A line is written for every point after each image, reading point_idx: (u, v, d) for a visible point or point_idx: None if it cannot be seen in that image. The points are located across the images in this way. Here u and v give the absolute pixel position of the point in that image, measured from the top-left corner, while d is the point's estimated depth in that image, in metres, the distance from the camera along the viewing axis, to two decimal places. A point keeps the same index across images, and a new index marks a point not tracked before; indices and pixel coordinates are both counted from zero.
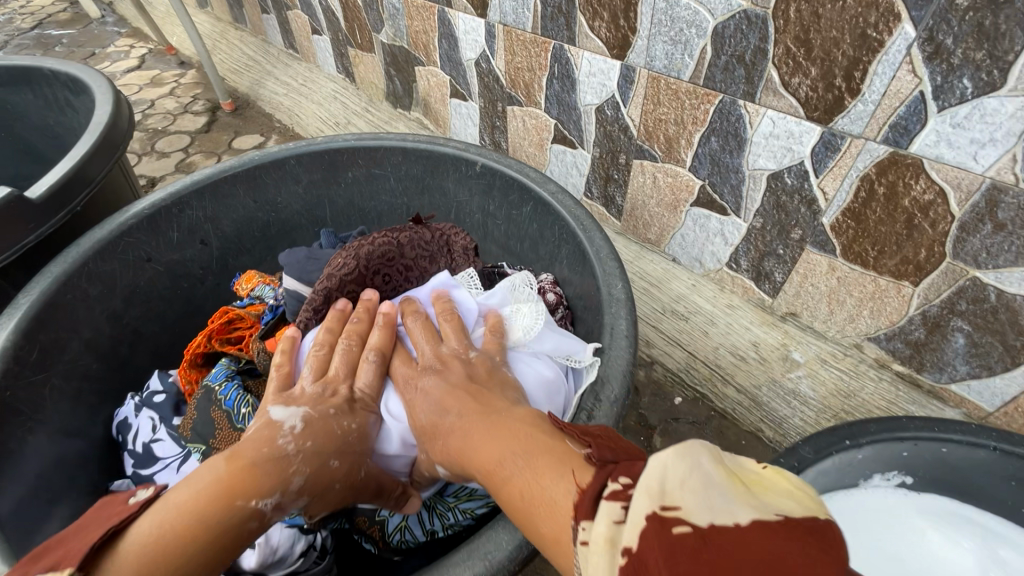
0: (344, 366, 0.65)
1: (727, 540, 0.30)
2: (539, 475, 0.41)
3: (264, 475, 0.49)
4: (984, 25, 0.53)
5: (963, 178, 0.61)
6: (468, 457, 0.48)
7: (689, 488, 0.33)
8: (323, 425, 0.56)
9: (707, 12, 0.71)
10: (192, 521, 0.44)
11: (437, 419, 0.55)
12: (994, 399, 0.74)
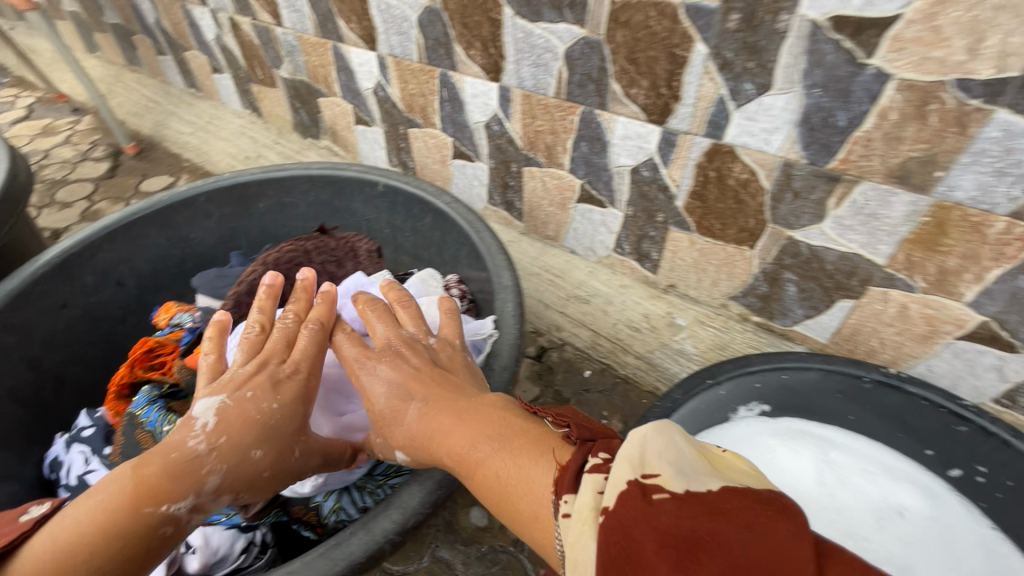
0: (282, 339, 0.73)
1: (701, 504, 0.36)
2: (517, 459, 0.48)
3: (172, 483, 0.56)
4: (750, 43, 0.68)
5: (764, 159, 0.77)
6: (440, 444, 0.54)
7: (665, 461, 0.39)
8: (241, 414, 0.62)
9: (557, 40, 0.85)
10: (93, 539, 0.51)
11: (397, 409, 0.60)
12: (824, 332, 0.91)
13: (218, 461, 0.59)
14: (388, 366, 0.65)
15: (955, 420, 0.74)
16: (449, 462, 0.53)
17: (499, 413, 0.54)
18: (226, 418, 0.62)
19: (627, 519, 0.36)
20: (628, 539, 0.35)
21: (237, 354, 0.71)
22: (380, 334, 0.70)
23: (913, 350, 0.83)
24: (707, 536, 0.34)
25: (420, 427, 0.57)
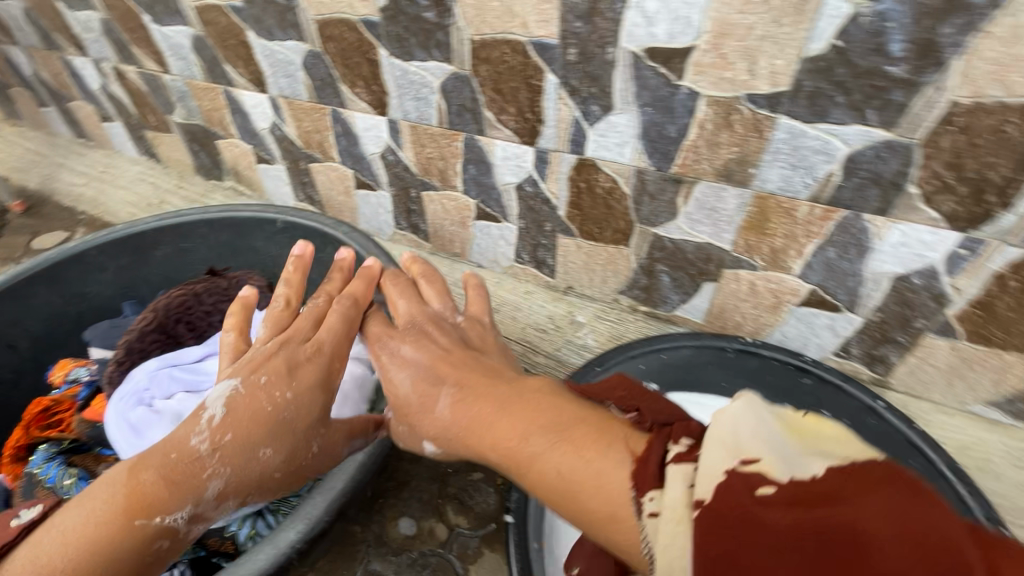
0: (310, 319, 0.80)
1: (811, 492, 0.37)
2: (581, 451, 0.50)
3: (172, 495, 0.60)
4: (589, 72, 0.79)
5: (621, 169, 0.89)
6: (479, 425, 0.59)
7: (760, 446, 0.41)
8: (252, 405, 0.68)
9: (430, 75, 0.93)
10: (87, 553, 0.56)
11: (423, 391, 0.67)
12: (698, 312, 1.03)
13: (224, 462, 0.64)
14: (415, 350, 0.73)
15: (798, 375, 0.90)
16: (499, 458, 0.55)
17: (548, 400, 0.57)
18: (237, 410, 0.67)
19: (731, 512, 0.38)
20: (736, 535, 0.37)
21: (263, 329, 0.78)
22: (404, 311, 0.82)
23: (768, 320, 0.97)
24: (828, 527, 0.35)
25: (454, 415, 0.62)
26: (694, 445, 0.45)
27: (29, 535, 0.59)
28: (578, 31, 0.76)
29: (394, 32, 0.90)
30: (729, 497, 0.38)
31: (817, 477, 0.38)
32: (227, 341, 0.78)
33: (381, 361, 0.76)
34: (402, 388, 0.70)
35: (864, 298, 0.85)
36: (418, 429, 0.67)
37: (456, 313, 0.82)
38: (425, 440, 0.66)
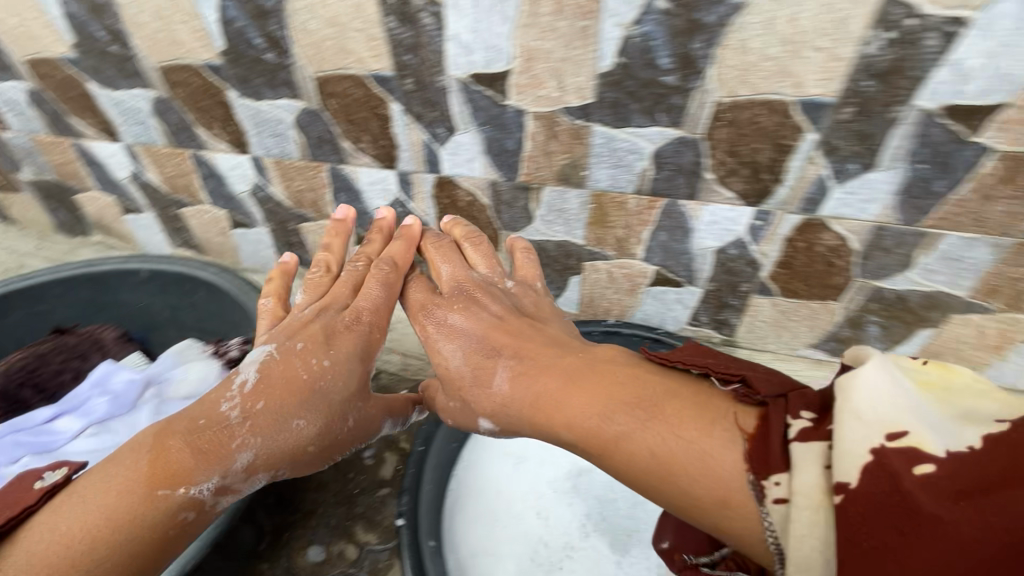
0: (351, 284, 0.96)
1: (969, 464, 0.43)
2: (678, 425, 0.57)
3: (200, 466, 0.71)
4: (428, 99, 0.86)
5: (476, 183, 0.97)
6: (543, 394, 0.69)
7: (910, 422, 0.46)
8: (288, 379, 0.81)
9: (283, 112, 0.96)
10: (120, 523, 0.64)
11: (476, 365, 0.79)
12: (571, 304, 1.14)
13: (249, 439, 0.75)
14: (464, 318, 0.85)
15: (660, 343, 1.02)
16: (580, 441, 0.62)
17: (632, 372, 0.65)
18: (271, 378, 0.80)
19: (888, 494, 0.43)
20: (900, 524, 0.42)
21: (304, 296, 0.95)
22: (446, 275, 0.93)
23: (630, 302, 1.09)
24: (995, 524, 0.39)
25: (512, 389, 0.73)
26: (819, 420, 0.50)
27: (60, 496, 0.67)
28: (408, 63, 0.83)
29: (239, 73, 0.92)
30: (874, 484, 0.43)
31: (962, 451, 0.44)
32: (267, 307, 0.93)
33: (426, 333, 0.88)
34: (457, 362, 0.81)
35: (698, 272, 0.98)
36: (473, 404, 0.78)
37: (504, 278, 0.93)
38: (480, 413, 0.77)
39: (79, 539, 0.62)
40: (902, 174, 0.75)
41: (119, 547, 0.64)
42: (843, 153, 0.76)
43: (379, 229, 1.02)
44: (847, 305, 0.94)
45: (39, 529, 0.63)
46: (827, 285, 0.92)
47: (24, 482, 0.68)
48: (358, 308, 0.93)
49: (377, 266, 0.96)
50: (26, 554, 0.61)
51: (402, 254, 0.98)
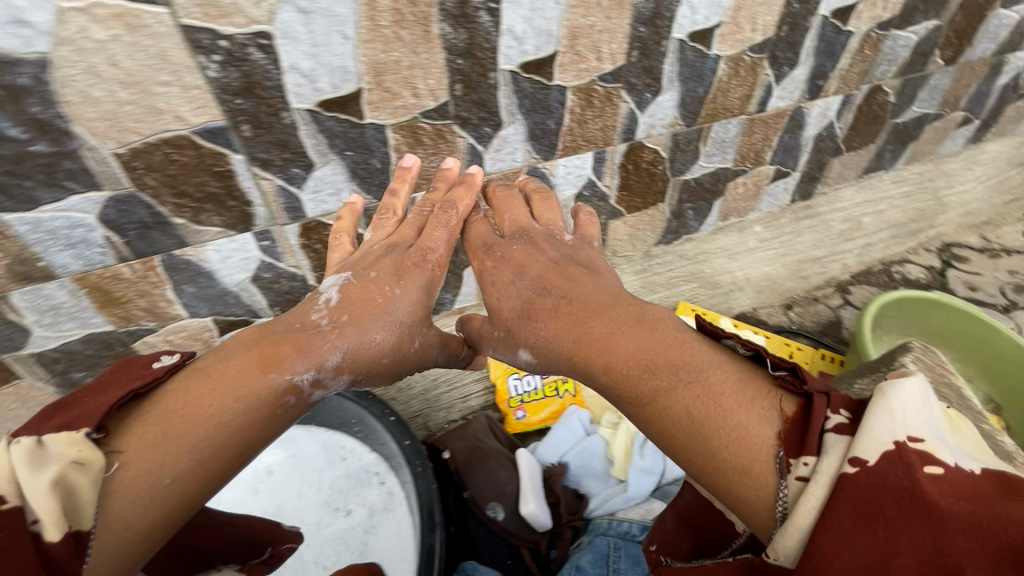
0: (415, 227, 0.89)
1: (978, 489, 0.40)
2: (722, 395, 0.51)
3: (293, 356, 0.70)
4: None
5: None
6: (589, 335, 0.68)
7: (931, 433, 0.43)
8: (358, 307, 0.79)
9: None
10: (236, 405, 0.62)
11: (529, 310, 0.79)
12: None
13: (336, 363, 0.74)
14: (523, 261, 0.86)
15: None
16: (615, 379, 0.61)
17: (684, 342, 0.59)
18: (345, 300, 0.80)
19: (892, 480, 0.40)
20: (896, 507, 0.39)
21: (372, 233, 0.89)
22: (507, 224, 0.92)
23: None
24: (988, 516, 0.37)
25: (560, 326, 0.73)
26: (855, 413, 0.45)
27: (180, 379, 0.61)
28: None
29: None
30: (888, 468, 0.40)
31: (968, 476, 0.41)
32: (335, 241, 0.87)
33: (485, 271, 0.88)
34: (514, 307, 0.81)
35: (257, 303, 0.99)
36: (518, 339, 0.79)
37: (563, 230, 0.91)
38: (523, 345, 0.79)
39: (210, 411, 0.59)
40: (340, 165, 0.85)
41: (238, 418, 0.61)
42: (279, 163, 0.80)
43: (444, 180, 0.92)
44: None
45: (164, 400, 0.58)
46: None
47: (133, 367, 0.61)
48: (424, 247, 0.88)
49: (442, 210, 0.90)
50: (155, 420, 0.56)
51: (466, 198, 0.91)
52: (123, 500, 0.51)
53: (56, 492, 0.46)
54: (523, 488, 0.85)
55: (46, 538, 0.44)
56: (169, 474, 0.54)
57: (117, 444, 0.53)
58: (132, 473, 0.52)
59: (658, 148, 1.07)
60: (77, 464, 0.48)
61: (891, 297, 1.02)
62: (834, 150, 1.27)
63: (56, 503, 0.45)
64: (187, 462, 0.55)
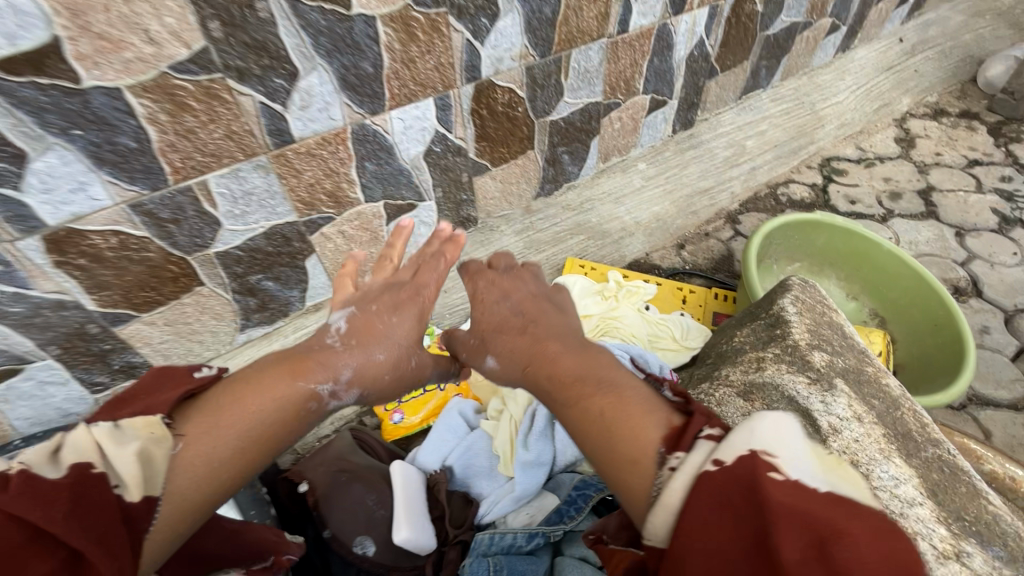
0: (411, 266, 0.75)
1: (815, 498, 0.34)
2: (631, 402, 0.46)
3: (323, 361, 0.61)
4: None
5: None
6: (544, 352, 0.55)
7: (786, 452, 0.38)
8: (370, 326, 0.66)
9: None
10: (278, 406, 0.54)
11: (507, 325, 0.61)
12: None
13: (352, 380, 0.61)
14: (523, 283, 0.66)
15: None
16: (549, 384, 0.52)
17: (608, 360, 0.53)
18: (355, 321, 0.66)
19: (738, 474, 0.37)
20: (731, 502, 0.36)
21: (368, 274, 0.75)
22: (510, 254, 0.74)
23: None
24: (813, 512, 0.33)
25: (531, 344, 0.57)
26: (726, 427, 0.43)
27: (233, 374, 0.56)
28: None
29: None
30: (735, 469, 0.37)
31: (812, 491, 0.35)
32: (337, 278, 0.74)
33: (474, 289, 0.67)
34: (495, 317, 0.63)
35: (19, 349, 0.74)
36: (490, 346, 0.62)
37: None
38: (493, 353, 0.61)
39: (254, 408, 0.53)
40: (71, 149, 0.62)
41: (279, 410, 0.54)
42: None
43: (440, 237, 0.79)
44: (213, 282, 0.84)
45: (218, 390, 0.54)
46: (173, 278, 0.80)
47: (177, 370, 0.56)
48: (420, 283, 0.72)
49: (434, 254, 0.75)
50: (212, 412, 0.51)
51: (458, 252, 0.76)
52: (180, 482, 0.47)
53: (140, 462, 0.45)
54: (397, 511, 0.72)
55: (130, 506, 0.43)
56: (215, 457, 0.49)
57: (181, 427, 0.50)
58: (190, 454, 0.48)
59: (512, 86, 0.91)
60: (150, 441, 0.47)
61: (776, 223, 0.96)
62: (709, 71, 1.17)
63: (136, 473, 0.44)
64: (230, 450, 0.50)
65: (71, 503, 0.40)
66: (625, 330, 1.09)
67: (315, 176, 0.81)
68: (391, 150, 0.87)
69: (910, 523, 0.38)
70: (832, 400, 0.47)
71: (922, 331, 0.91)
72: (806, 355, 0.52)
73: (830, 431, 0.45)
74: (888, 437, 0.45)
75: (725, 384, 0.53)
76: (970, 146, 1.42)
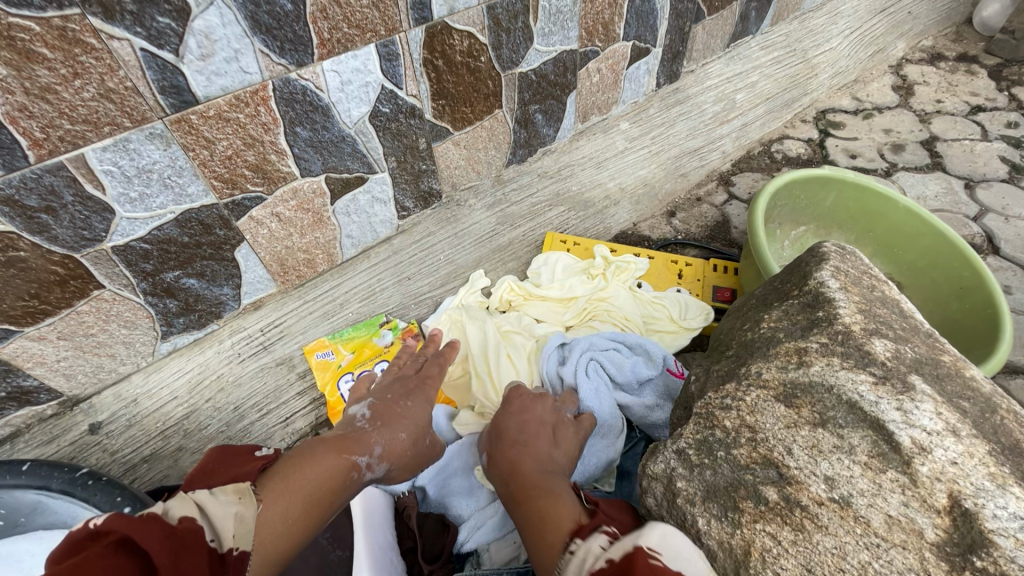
0: (415, 366, 0.80)
1: None
2: (554, 501, 0.50)
3: (362, 438, 0.61)
4: None
5: None
6: (523, 459, 0.59)
7: (673, 557, 0.38)
8: (391, 410, 0.68)
9: None
10: (327, 481, 0.53)
11: (507, 428, 0.66)
12: None
13: (382, 456, 0.61)
14: (530, 397, 0.72)
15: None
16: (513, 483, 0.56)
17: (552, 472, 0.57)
18: (379, 409, 0.67)
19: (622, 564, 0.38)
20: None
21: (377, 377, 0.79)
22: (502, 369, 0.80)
23: None
24: None
25: (514, 449, 0.61)
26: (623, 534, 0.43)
27: (291, 451, 0.54)
28: None
29: None
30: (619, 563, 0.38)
31: None
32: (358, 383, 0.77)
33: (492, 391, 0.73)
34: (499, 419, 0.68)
35: None
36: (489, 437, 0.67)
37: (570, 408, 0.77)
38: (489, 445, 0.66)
39: (312, 476, 0.52)
40: None
41: (331, 480, 0.54)
42: None
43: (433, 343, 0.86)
44: (116, 283, 0.68)
45: (281, 462, 0.52)
46: (60, 282, 0.64)
47: (237, 449, 0.54)
48: (428, 377, 0.77)
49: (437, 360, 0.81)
50: (282, 479, 0.50)
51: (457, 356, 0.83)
52: (264, 541, 0.45)
53: (234, 522, 0.43)
54: (357, 555, 0.59)
55: (225, 557, 0.40)
56: (287, 519, 0.47)
57: (262, 492, 0.48)
58: (270, 514, 0.46)
59: (472, 29, 0.76)
60: (243, 505, 0.45)
61: (782, 183, 0.84)
62: (695, 13, 1.03)
63: (231, 531, 0.42)
64: (301, 517, 0.49)
65: (176, 548, 0.37)
66: (617, 313, 0.98)
67: (232, 146, 0.66)
68: (328, 112, 0.71)
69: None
70: (912, 407, 0.38)
71: (942, 296, 0.82)
72: (865, 345, 0.41)
73: (915, 452, 0.36)
74: (995, 453, 0.36)
75: (758, 385, 0.45)
76: (971, 91, 1.32)
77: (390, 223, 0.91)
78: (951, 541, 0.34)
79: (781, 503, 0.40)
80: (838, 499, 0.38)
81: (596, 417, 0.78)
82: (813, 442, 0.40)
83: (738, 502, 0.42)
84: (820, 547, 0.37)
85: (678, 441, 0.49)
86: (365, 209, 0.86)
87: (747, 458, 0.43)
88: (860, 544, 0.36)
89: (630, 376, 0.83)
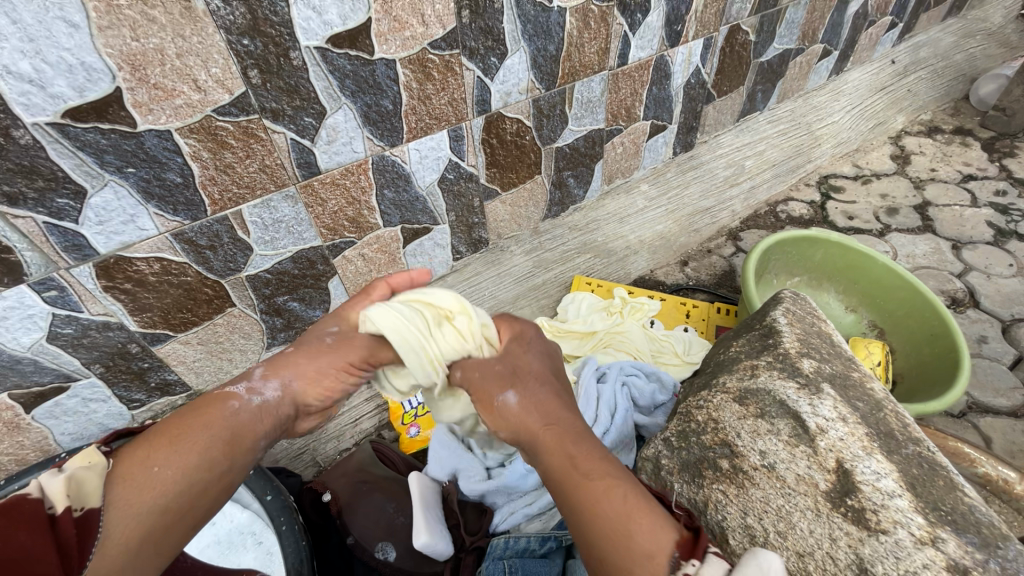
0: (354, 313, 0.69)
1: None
2: (636, 503, 0.42)
3: (234, 380, 0.57)
4: None
5: None
6: (566, 427, 0.49)
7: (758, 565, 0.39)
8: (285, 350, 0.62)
9: None
10: (190, 425, 0.51)
11: (537, 378, 0.55)
12: None
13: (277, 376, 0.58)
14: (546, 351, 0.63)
15: None
16: (564, 454, 0.46)
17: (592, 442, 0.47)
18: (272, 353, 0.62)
19: None
20: None
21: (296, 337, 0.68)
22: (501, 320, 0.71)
23: (34, 437, 0.83)
24: None
25: (551, 410, 0.50)
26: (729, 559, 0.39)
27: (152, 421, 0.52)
28: None
29: None
30: None
31: None
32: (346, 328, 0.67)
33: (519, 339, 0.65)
34: (529, 370, 0.57)
35: (68, 366, 0.79)
36: (517, 380, 0.56)
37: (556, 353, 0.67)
38: (517, 393, 0.53)
39: (183, 424, 0.50)
40: (124, 184, 0.68)
41: (209, 417, 0.52)
42: (32, 195, 0.63)
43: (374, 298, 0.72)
44: (244, 303, 0.90)
45: (155, 426, 0.51)
46: (208, 300, 0.86)
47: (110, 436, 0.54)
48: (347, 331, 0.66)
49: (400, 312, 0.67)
50: (139, 443, 0.48)
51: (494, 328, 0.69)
52: (126, 493, 0.45)
53: (72, 481, 0.43)
54: (416, 520, 0.76)
55: (65, 517, 0.41)
56: (161, 464, 0.47)
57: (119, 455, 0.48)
58: (128, 470, 0.46)
59: (520, 116, 0.98)
60: (89, 467, 0.45)
61: (772, 241, 1.01)
62: (706, 96, 1.23)
63: (64, 493, 0.42)
64: (183, 462, 0.48)
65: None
66: (629, 344, 1.14)
67: (338, 205, 0.88)
68: (408, 178, 0.93)
69: (891, 512, 0.45)
70: (818, 403, 0.54)
71: (920, 342, 0.94)
72: (796, 362, 0.58)
73: (817, 432, 0.52)
74: (870, 434, 0.51)
75: (722, 390, 0.62)
76: (964, 161, 1.49)
77: (446, 263, 1.11)
78: (835, 489, 0.49)
79: (731, 470, 0.55)
80: (767, 464, 0.53)
81: (626, 437, 0.94)
82: (755, 428, 0.56)
83: (702, 472, 0.58)
84: (754, 497, 0.52)
85: (666, 431, 0.65)
86: (427, 251, 1.06)
87: (711, 440, 0.59)
88: (778, 493, 0.51)
89: (649, 400, 0.99)
